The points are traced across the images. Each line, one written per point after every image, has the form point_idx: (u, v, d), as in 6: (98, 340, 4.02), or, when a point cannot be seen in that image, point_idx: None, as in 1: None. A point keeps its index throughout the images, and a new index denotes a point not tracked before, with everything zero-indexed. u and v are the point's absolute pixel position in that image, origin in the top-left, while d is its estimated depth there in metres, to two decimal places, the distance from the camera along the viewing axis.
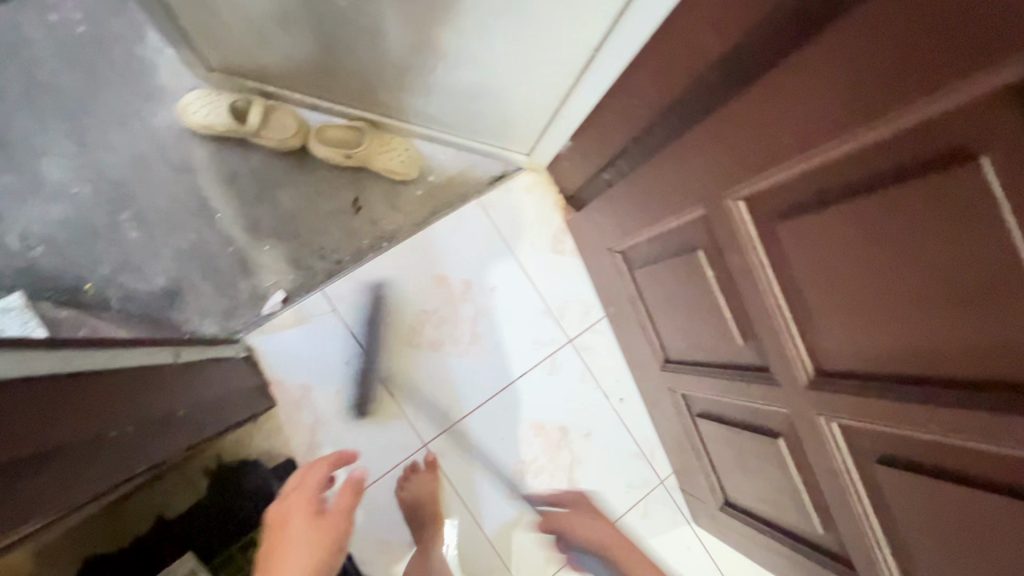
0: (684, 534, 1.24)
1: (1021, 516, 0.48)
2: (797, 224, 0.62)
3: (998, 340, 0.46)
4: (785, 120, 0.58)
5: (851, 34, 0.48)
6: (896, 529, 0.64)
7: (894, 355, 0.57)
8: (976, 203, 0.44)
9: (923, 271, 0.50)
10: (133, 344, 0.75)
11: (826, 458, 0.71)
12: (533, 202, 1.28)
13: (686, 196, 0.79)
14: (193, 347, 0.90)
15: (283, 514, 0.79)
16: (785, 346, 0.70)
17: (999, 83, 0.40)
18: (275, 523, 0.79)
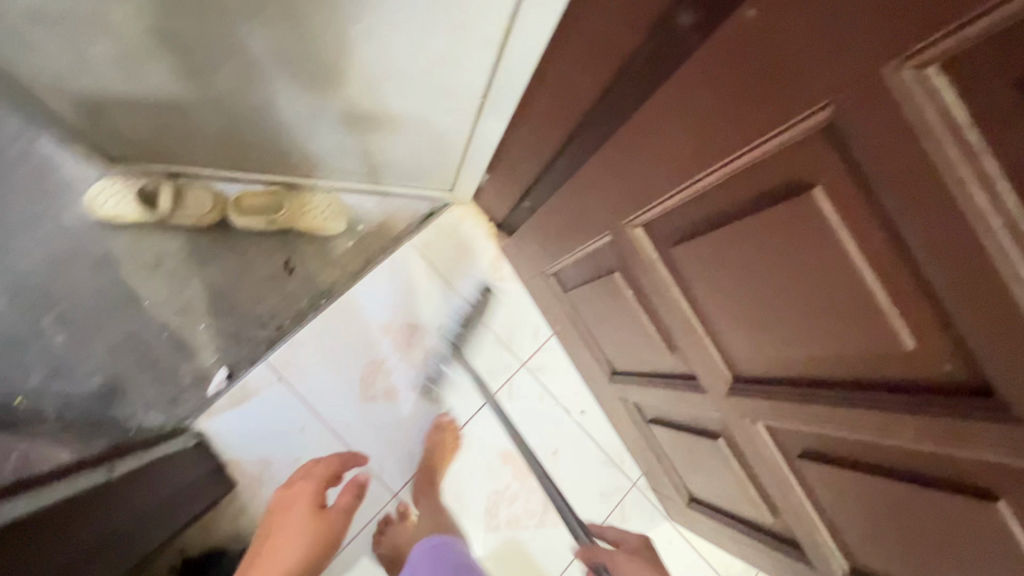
0: (665, 530, 1.27)
1: (924, 499, 0.52)
2: (687, 249, 0.65)
3: (864, 347, 0.49)
4: (657, 157, 0.61)
5: (692, 80, 0.51)
6: (828, 513, 0.68)
7: (790, 362, 0.60)
8: (818, 228, 0.47)
9: (794, 289, 0.53)
10: (55, 478, 0.74)
11: (759, 454, 0.74)
12: (464, 236, 1.30)
13: (595, 224, 0.82)
14: (125, 458, 0.90)
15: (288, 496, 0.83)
16: (703, 356, 0.74)
17: (809, 127, 0.43)
18: (277, 510, 0.82)
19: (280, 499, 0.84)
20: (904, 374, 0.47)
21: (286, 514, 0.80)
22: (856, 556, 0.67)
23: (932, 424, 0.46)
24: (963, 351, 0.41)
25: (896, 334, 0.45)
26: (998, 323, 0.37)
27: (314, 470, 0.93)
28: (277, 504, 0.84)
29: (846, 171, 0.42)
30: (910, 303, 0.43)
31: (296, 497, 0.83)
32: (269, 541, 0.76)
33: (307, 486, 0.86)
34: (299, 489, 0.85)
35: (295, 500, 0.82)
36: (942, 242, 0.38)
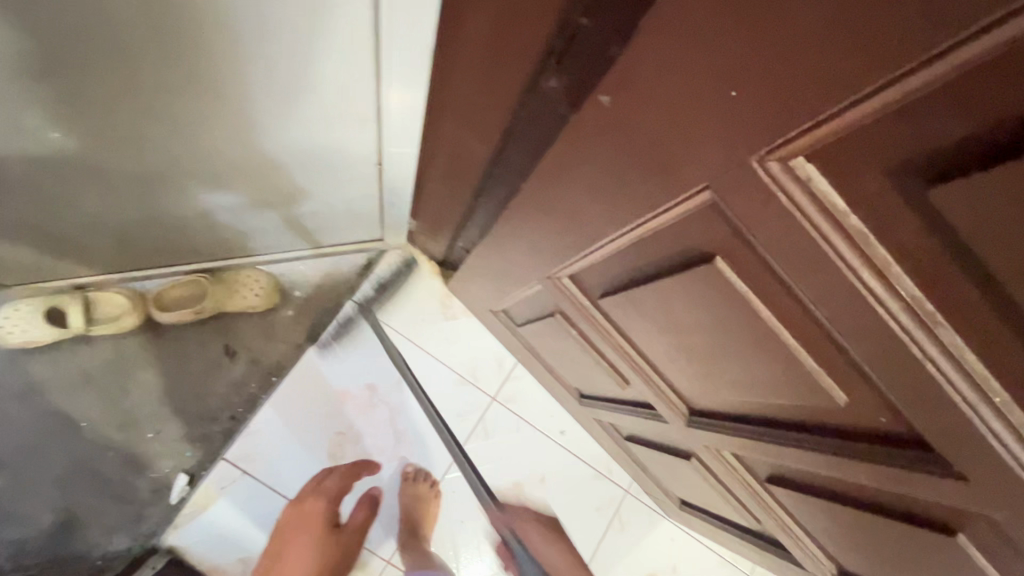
0: (666, 528, 1.28)
1: (905, 532, 0.49)
2: (613, 299, 0.61)
3: (804, 397, 0.47)
4: (560, 219, 0.57)
5: (574, 151, 0.46)
6: (807, 523, 0.67)
7: (737, 401, 0.57)
8: (730, 294, 0.43)
9: (724, 342, 0.50)
10: None
11: (731, 473, 0.73)
12: (407, 280, 1.25)
13: (524, 271, 0.78)
14: None
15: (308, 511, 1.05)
16: (657, 390, 0.71)
17: (693, 204, 0.39)
18: (286, 531, 1.04)
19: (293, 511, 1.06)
20: (851, 421, 0.45)
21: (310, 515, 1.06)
22: (842, 560, 0.67)
23: (886, 472, 0.44)
24: (895, 410, 0.39)
25: (831, 389, 0.43)
26: (921, 393, 0.35)
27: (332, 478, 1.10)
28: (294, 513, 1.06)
29: (743, 246, 0.38)
30: (835, 363, 0.40)
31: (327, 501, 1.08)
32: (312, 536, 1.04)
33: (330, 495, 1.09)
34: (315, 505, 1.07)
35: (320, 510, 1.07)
36: (848, 316, 0.35)
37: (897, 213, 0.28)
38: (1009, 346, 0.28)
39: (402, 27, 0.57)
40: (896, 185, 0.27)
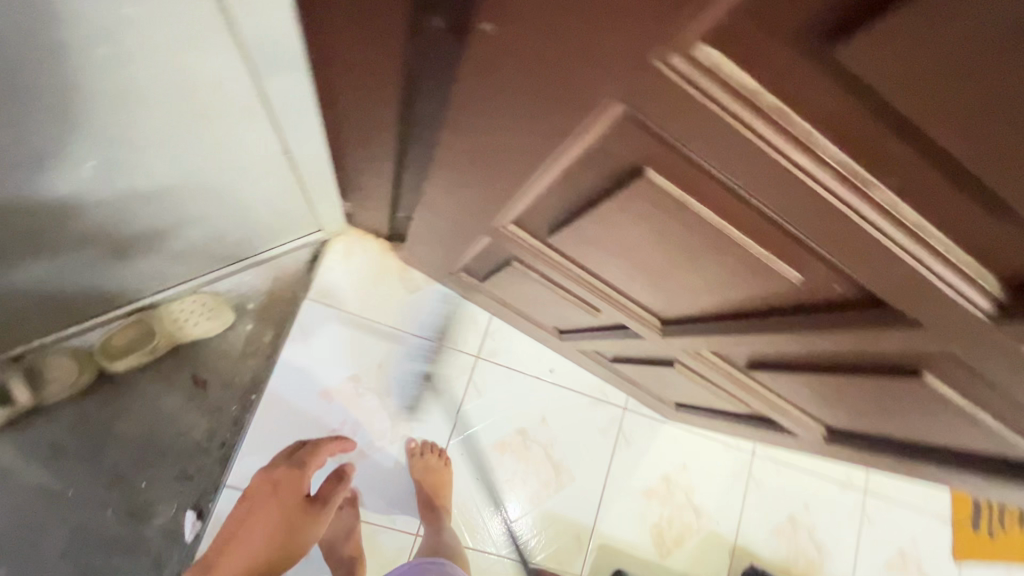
0: (667, 430, 1.34)
1: (884, 382, 0.51)
2: (561, 234, 0.60)
3: (764, 284, 0.47)
4: (485, 165, 0.53)
5: (477, 91, 0.42)
6: (793, 395, 0.70)
7: (703, 303, 0.58)
8: (668, 201, 0.42)
9: (675, 250, 0.49)
10: None
11: (715, 370, 0.75)
12: (360, 263, 1.20)
13: (469, 225, 0.74)
14: None
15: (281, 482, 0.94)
16: (628, 310, 0.71)
17: (609, 120, 0.36)
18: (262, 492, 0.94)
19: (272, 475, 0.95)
20: (813, 295, 0.45)
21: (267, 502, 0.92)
22: (831, 418, 0.71)
23: (853, 334, 0.44)
24: (847, 276, 0.39)
25: (784, 270, 0.43)
26: (869, 254, 0.35)
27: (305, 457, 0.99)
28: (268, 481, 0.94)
29: (669, 153, 0.36)
30: (782, 245, 0.40)
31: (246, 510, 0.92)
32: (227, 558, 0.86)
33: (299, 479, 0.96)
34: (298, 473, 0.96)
35: (286, 495, 0.93)
36: (782, 197, 0.34)
37: (811, 80, 0.26)
38: (937, 185, 0.28)
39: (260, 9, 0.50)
40: (801, 51, 0.25)
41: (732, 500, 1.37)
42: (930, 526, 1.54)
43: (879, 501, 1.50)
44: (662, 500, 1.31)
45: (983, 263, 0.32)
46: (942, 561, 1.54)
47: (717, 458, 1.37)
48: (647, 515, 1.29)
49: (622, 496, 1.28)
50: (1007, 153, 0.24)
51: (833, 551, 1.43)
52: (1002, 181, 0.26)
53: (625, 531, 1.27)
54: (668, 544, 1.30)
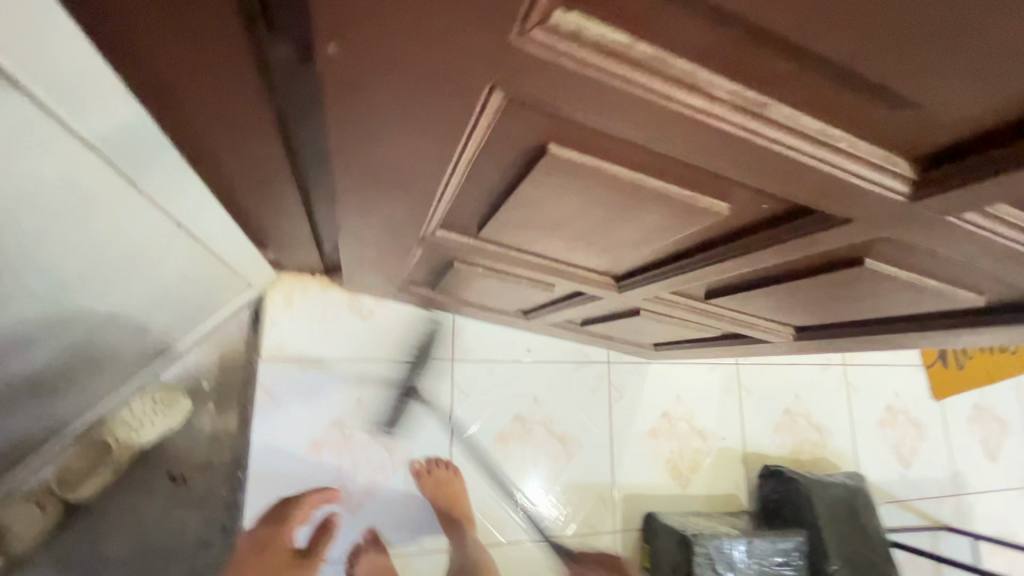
0: (654, 369, 1.37)
1: (833, 278, 0.52)
2: (492, 227, 0.57)
3: (697, 221, 0.46)
4: (388, 183, 0.50)
5: (350, 117, 0.39)
6: (754, 310, 0.72)
7: (649, 253, 0.57)
8: (581, 169, 0.40)
9: (605, 211, 0.48)
10: None
11: (679, 308, 0.76)
12: (305, 307, 1.13)
13: (399, 241, 0.71)
14: None
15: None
16: (581, 278, 0.70)
17: (494, 107, 0.34)
18: None
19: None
20: (746, 220, 0.45)
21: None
22: (795, 318, 0.73)
23: (790, 244, 0.45)
24: (770, 194, 0.39)
25: (709, 203, 0.42)
26: (783, 170, 0.34)
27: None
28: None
29: (564, 122, 0.35)
30: (702, 180, 0.39)
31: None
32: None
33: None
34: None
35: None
36: (686, 141, 0.33)
37: (678, 19, 0.25)
38: (830, 91, 0.28)
39: (100, 108, 0.43)
40: None
41: (731, 412, 1.42)
42: (907, 376, 1.66)
43: (859, 368, 1.60)
44: (668, 436, 1.35)
45: (889, 150, 0.32)
46: (923, 402, 1.67)
47: (706, 379, 1.41)
48: (659, 453, 1.33)
49: (629, 445, 1.31)
50: (884, 44, 0.24)
51: (831, 427, 1.53)
52: (882, 70, 0.26)
53: (644, 476, 1.31)
54: (686, 473, 1.34)
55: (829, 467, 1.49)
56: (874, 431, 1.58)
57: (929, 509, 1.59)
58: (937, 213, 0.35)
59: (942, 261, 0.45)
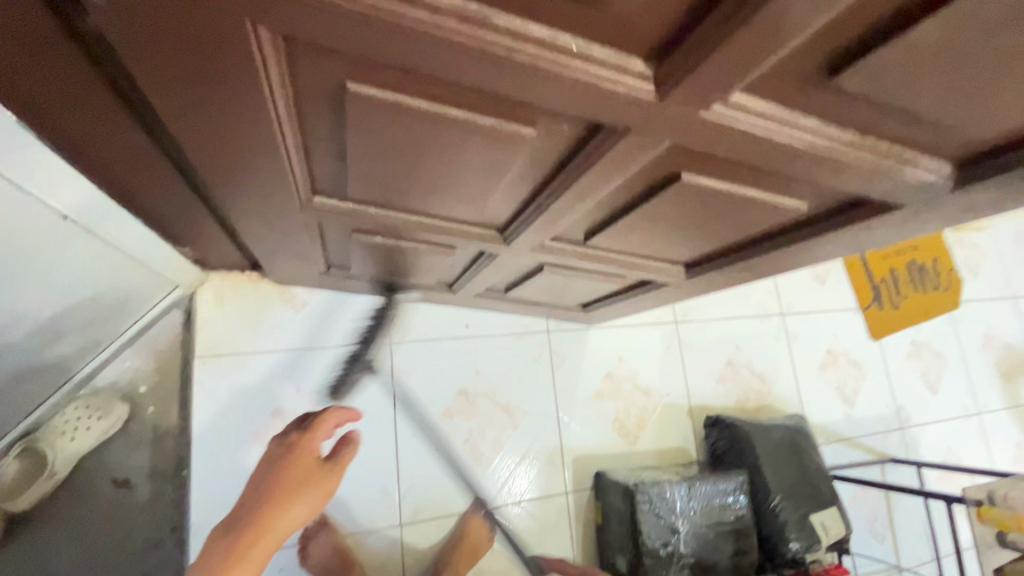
0: (594, 334, 1.41)
1: (668, 197, 0.56)
2: (356, 185, 0.60)
3: (522, 152, 0.50)
4: (237, 151, 0.53)
5: (163, 81, 0.42)
6: (636, 250, 0.76)
7: (507, 196, 0.61)
8: (389, 108, 0.44)
9: (438, 151, 0.51)
10: None
11: (570, 257, 0.79)
12: (236, 303, 1.15)
13: (289, 216, 0.73)
14: None
15: (290, 455, 0.73)
16: (467, 234, 0.74)
17: (275, 47, 0.37)
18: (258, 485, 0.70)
19: (273, 450, 0.74)
20: (561, 146, 0.49)
21: (289, 465, 0.72)
22: (675, 254, 0.77)
23: (602, 163, 0.48)
24: (561, 112, 0.43)
25: (520, 130, 0.46)
26: (542, 82, 0.38)
27: (311, 423, 0.77)
28: (273, 459, 0.73)
29: (342, 54, 0.38)
30: (500, 105, 0.43)
31: (260, 481, 0.71)
32: (248, 512, 0.67)
33: (310, 445, 0.75)
34: (303, 449, 0.74)
35: (293, 469, 0.71)
36: (451, 62, 0.37)
37: None
38: None
39: None
40: None
41: (673, 369, 1.47)
42: (845, 319, 1.73)
43: (796, 316, 1.66)
44: (613, 396, 1.39)
45: (623, 51, 0.36)
46: (863, 342, 1.74)
47: (647, 338, 1.46)
48: (605, 414, 1.37)
49: (574, 409, 1.35)
50: None
51: (773, 374, 1.58)
52: None
53: (592, 436, 1.35)
54: (633, 431, 1.39)
55: (774, 412, 1.55)
56: (817, 374, 1.65)
57: (876, 444, 1.66)
58: (690, 109, 0.39)
59: (742, 165, 0.49)
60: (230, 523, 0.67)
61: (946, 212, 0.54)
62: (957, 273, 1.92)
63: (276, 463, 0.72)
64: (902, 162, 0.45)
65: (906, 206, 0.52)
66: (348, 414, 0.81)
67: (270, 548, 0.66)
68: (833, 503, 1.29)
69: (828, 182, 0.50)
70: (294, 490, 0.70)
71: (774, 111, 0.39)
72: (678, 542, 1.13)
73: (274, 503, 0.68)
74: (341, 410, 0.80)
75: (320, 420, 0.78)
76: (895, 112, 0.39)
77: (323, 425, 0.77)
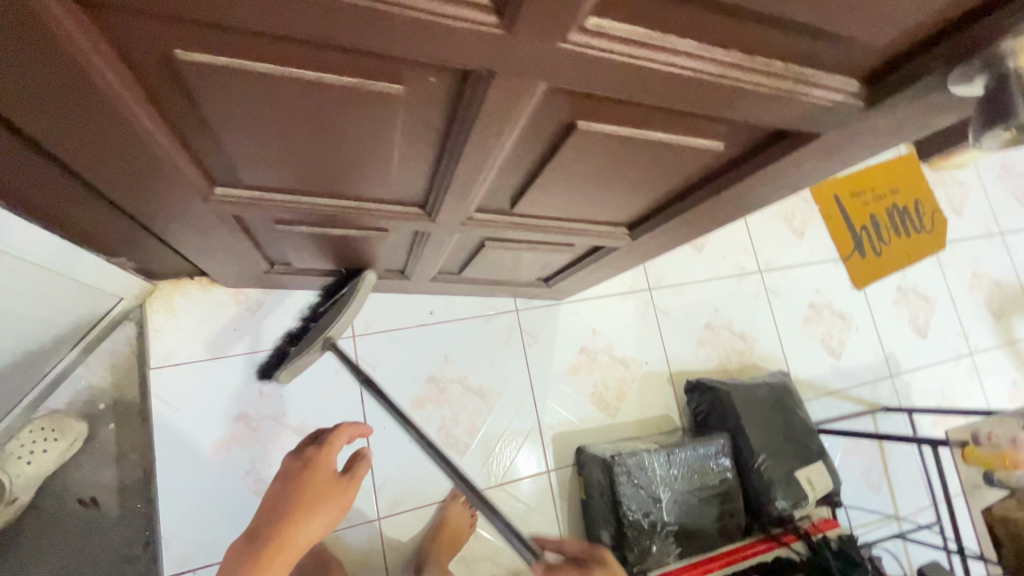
0: (565, 309, 1.38)
1: (575, 150, 0.53)
2: (248, 168, 0.57)
3: (399, 114, 0.46)
4: (103, 149, 0.49)
5: None
6: (569, 214, 0.72)
7: (410, 168, 0.57)
8: (234, 75, 0.40)
9: (312, 123, 0.48)
10: None
11: (504, 229, 0.76)
12: (188, 311, 1.12)
13: (201, 213, 0.70)
14: None
15: (306, 469, 0.70)
16: (389, 215, 0.70)
17: (78, 19, 0.34)
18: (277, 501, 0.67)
19: (287, 466, 0.70)
20: (438, 104, 0.45)
21: (305, 480, 0.69)
22: (613, 214, 0.74)
23: (485, 119, 0.44)
24: (420, 63, 0.39)
25: (386, 88, 0.42)
26: (377, 27, 0.34)
27: (326, 437, 0.74)
28: (288, 474, 0.70)
29: (156, 18, 0.34)
30: (352, 61, 0.39)
31: (278, 496, 0.67)
32: (266, 526, 0.64)
33: (326, 459, 0.72)
34: (320, 463, 0.71)
35: (309, 484, 0.68)
36: (268, 14, 0.33)
37: None
38: None
39: None
40: None
41: (650, 337, 1.44)
42: (826, 271, 1.69)
43: (775, 273, 1.62)
44: (590, 370, 1.37)
45: None
46: (846, 293, 1.70)
47: (621, 309, 1.43)
48: (583, 389, 1.35)
49: (549, 386, 1.33)
50: None
51: (755, 333, 1.55)
52: None
53: (570, 413, 1.33)
54: (613, 404, 1.37)
55: (758, 371, 1.52)
56: (801, 329, 1.61)
57: (867, 394, 1.63)
58: (550, 42, 0.35)
59: (637, 105, 0.45)
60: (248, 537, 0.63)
61: (870, 136, 0.50)
62: (941, 214, 1.85)
63: (292, 479, 0.69)
64: (803, 82, 0.41)
65: (825, 133, 0.48)
66: (361, 427, 0.78)
67: (290, 561, 0.64)
68: (819, 458, 1.27)
69: (734, 116, 0.46)
70: (312, 505, 0.67)
71: (641, 34, 0.36)
72: (660, 511, 1.11)
73: (292, 517, 0.65)
74: (353, 425, 0.77)
75: (334, 433, 0.75)
76: (775, 21, 0.36)
77: (337, 439, 0.74)
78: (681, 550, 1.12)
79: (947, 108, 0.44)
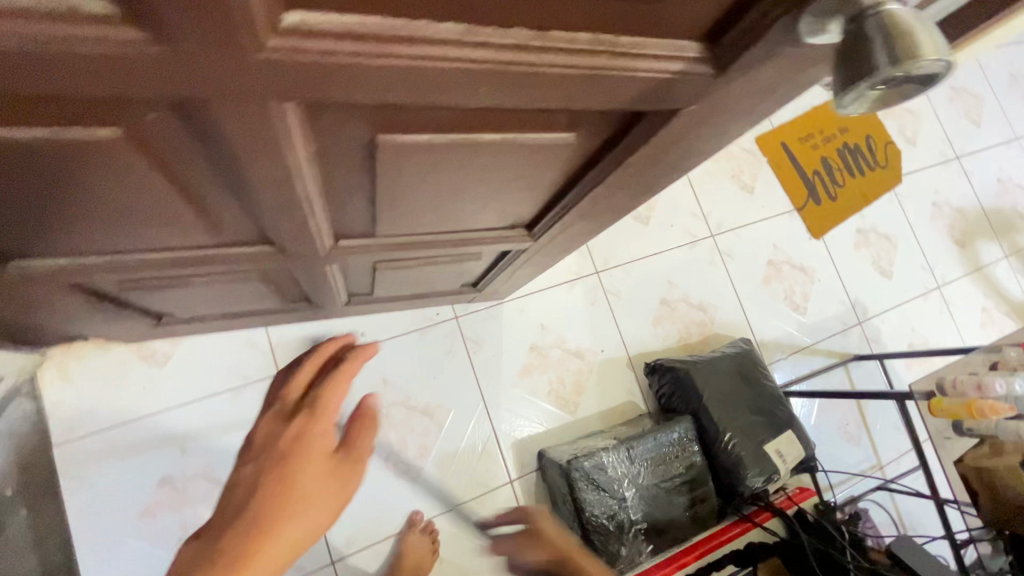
0: (508, 307, 1.30)
1: (396, 165, 0.44)
2: (20, 239, 0.47)
3: (143, 157, 0.36)
4: None
5: None
6: (447, 226, 0.63)
7: (217, 210, 0.48)
8: None
9: (43, 186, 0.38)
10: None
11: (382, 252, 0.66)
12: (87, 376, 1.02)
13: (18, 288, 0.59)
14: None
15: (290, 447, 0.48)
16: (237, 259, 0.60)
17: None
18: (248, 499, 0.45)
19: (264, 442, 0.49)
20: (183, 140, 0.36)
21: (287, 465, 0.47)
22: (499, 219, 0.65)
23: (245, 149, 0.35)
24: (108, 100, 0.29)
25: (96, 133, 0.33)
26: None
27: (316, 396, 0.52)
28: (260, 458, 0.47)
29: None
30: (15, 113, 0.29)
31: (247, 492, 0.46)
32: (232, 534, 0.43)
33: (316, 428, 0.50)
34: (310, 438, 0.49)
35: (294, 471, 0.47)
36: None
37: None
38: None
39: None
40: None
41: (603, 323, 1.36)
42: (782, 225, 1.62)
43: (728, 235, 1.55)
44: (543, 368, 1.30)
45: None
46: (806, 244, 1.63)
47: (568, 298, 1.35)
48: (538, 389, 1.28)
49: (501, 392, 1.25)
50: None
51: (714, 301, 1.49)
52: None
53: (527, 417, 1.26)
54: (572, 399, 1.30)
55: (722, 340, 1.46)
56: (761, 288, 1.55)
57: (838, 346, 1.58)
58: (244, 52, 0.26)
59: (435, 108, 0.36)
60: (207, 549, 0.42)
61: (739, 103, 0.42)
62: (894, 147, 1.79)
63: (269, 463, 0.47)
64: (623, 55, 0.33)
65: (681, 108, 0.40)
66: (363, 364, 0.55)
67: None
68: (787, 425, 1.22)
69: (559, 104, 0.37)
70: (296, 505, 0.46)
71: (371, 26, 0.27)
72: (626, 510, 1.05)
73: (265, 526, 0.44)
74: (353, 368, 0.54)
75: (326, 391, 0.53)
76: None
77: (333, 393, 0.52)
78: (654, 545, 1.07)
79: (813, 60, 0.35)
